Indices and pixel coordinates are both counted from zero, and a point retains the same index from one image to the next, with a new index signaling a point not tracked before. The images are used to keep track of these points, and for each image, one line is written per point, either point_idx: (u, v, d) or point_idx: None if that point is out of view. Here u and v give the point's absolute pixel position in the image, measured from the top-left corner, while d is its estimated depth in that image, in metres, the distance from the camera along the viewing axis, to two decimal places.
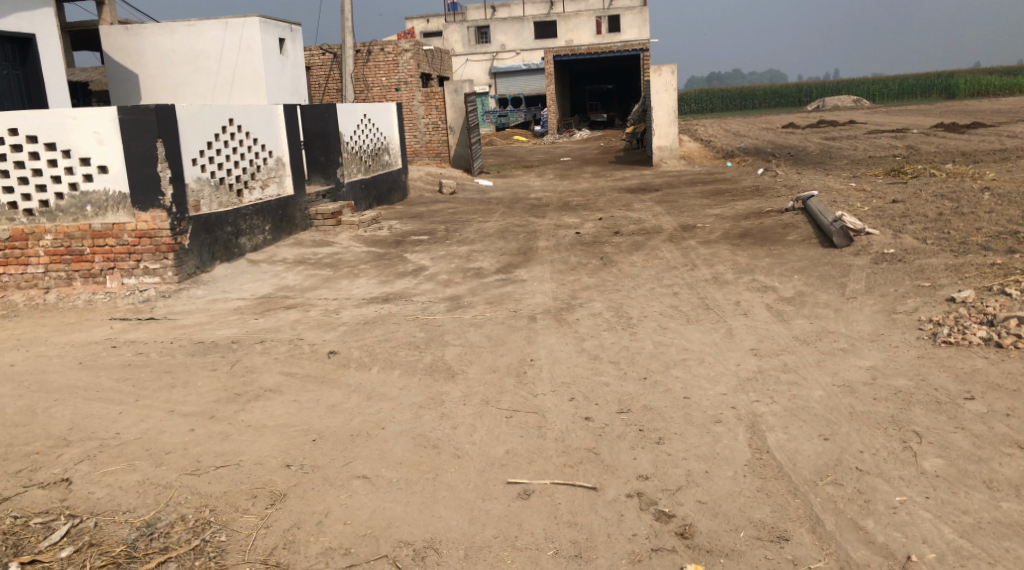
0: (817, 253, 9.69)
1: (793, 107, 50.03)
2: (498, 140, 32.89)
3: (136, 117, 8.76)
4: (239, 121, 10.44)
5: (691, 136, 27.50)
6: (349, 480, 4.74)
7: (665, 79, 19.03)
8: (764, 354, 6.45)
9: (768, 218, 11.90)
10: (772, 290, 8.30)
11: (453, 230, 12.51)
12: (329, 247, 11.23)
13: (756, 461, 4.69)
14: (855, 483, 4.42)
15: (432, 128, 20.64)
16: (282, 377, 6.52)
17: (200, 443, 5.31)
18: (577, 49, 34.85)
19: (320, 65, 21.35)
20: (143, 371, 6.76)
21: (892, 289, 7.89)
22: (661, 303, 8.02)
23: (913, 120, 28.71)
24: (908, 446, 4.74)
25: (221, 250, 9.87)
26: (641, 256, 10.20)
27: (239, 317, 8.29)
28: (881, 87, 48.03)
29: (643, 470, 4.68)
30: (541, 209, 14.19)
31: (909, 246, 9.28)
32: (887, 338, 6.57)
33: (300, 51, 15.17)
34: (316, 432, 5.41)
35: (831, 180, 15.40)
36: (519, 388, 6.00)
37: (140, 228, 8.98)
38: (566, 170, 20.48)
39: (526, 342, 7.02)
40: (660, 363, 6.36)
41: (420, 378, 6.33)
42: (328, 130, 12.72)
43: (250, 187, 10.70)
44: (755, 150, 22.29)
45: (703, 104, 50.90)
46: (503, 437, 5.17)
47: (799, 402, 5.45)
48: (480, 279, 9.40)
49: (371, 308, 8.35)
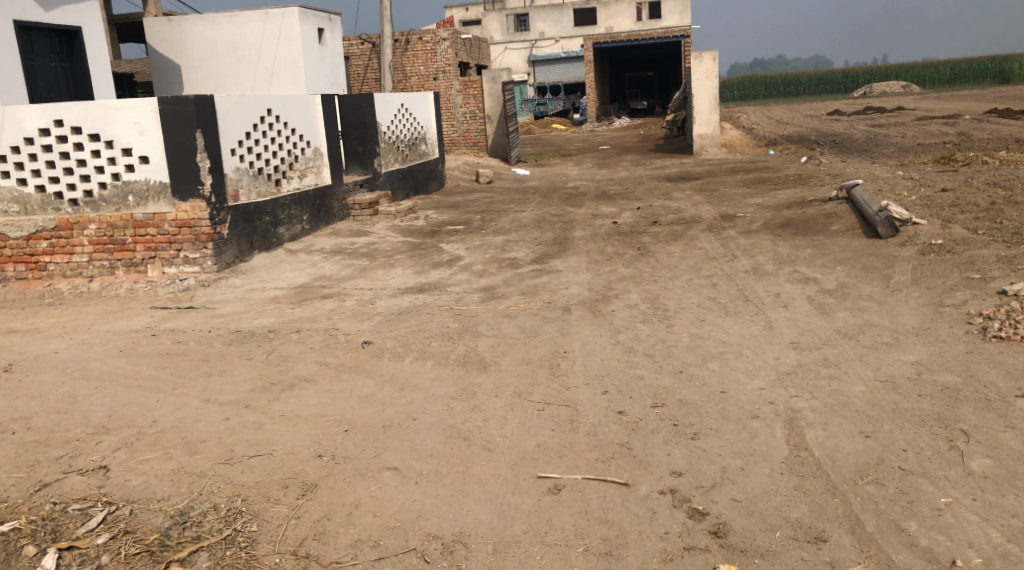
0: (861, 244, 9.46)
1: (839, 93, 49.04)
2: (537, 129, 32.76)
3: (176, 108, 8.82)
4: (278, 111, 10.47)
5: (733, 124, 27.12)
6: (380, 472, 4.71)
7: (706, 65, 18.77)
8: (804, 348, 6.30)
9: (811, 208, 11.66)
10: (814, 282, 8.12)
11: (489, 220, 12.46)
12: (366, 237, 11.24)
13: (793, 458, 4.58)
14: (897, 483, 4.29)
15: (470, 117, 20.58)
16: (317, 366, 6.53)
17: (234, 433, 5.32)
18: (617, 37, 34.57)
19: (359, 55, 21.41)
20: (181, 359, 6.81)
21: (940, 281, 7.67)
22: (699, 295, 7.89)
23: (964, 106, 27.96)
24: (954, 445, 4.59)
25: (259, 239, 9.93)
26: (679, 246, 10.06)
27: (276, 306, 8.32)
28: (930, 73, 46.90)
29: (677, 466, 4.58)
30: (579, 198, 14.08)
31: (958, 237, 9.02)
32: (934, 332, 6.39)
33: (339, 41, 15.20)
34: (349, 422, 5.40)
35: (877, 168, 15.06)
36: (552, 381, 5.93)
37: (180, 218, 9.06)
38: (605, 158, 20.31)
39: (561, 334, 6.94)
40: (697, 356, 6.25)
41: (453, 370, 6.30)
42: (366, 120, 12.73)
43: (288, 176, 10.73)
44: (799, 138, 21.89)
45: (746, 91, 50.18)
46: (535, 430, 5.11)
47: (840, 397, 5.31)
48: (515, 269, 9.34)
49: (406, 299, 8.34)
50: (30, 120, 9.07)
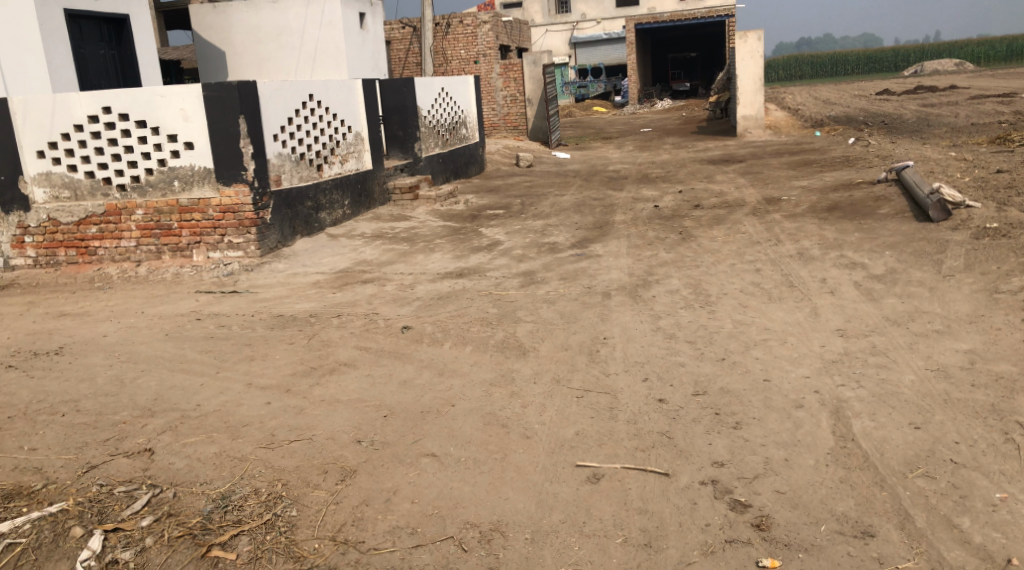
0: (912, 228, 9.22)
1: (888, 72, 47.88)
2: (578, 112, 32.54)
3: (220, 94, 8.86)
4: (319, 96, 10.49)
5: (778, 105, 26.65)
6: (418, 458, 4.70)
7: (751, 45, 18.54)
8: (851, 335, 6.15)
9: (858, 190, 11.41)
10: (862, 267, 7.94)
11: (530, 204, 12.38)
12: (406, 221, 11.25)
13: (840, 449, 4.47)
14: (948, 477, 4.17)
15: (510, 100, 20.46)
16: (357, 351, 6.55)
17: (275, 417, 5.35)
18: (660, 18, 34.19)
19: (400, 39, 21.41)
20: (224, 343, 6.87)
21: (994, 267, 7.44)
22: (742, 280, 7.75)
23: (1020, 85, 27.11)
24: (1010, 438, 4.45)
25: (301, 224, 9.99)
26: (723, 230, 9.91)
27: (318, 291, 8.36)
28: (984, 51, 45.61)
29: (718, 456, 4.50)
30: (620, 182, 13.94)
31: (1013, 221, 8.75)
32: (988, 320, 6.20)
33: (380, 26, 15.18)
34: (388, 408, 5.41)
35: (928, 149, 14.68)
36: (592, 367, 5.87)
37: (224, 203, 9.13)
38: (647, 141, 20.08)
39: (601, 320, 6.87)
40: (740, 343, 6.14)
41: (492, 355, 6.27)
42: (407, 104, 12.75)
43: (330, 161, 10.76)
44: (846, 118, 21.45)
45: (791, 71, 49.20)
46: (574, 418, 5.07)
47: (888, 387, 5.18)
48: (555, 254, 9.27)
49: (446, 284, 8.33)
50: (79, 107, 9.21)
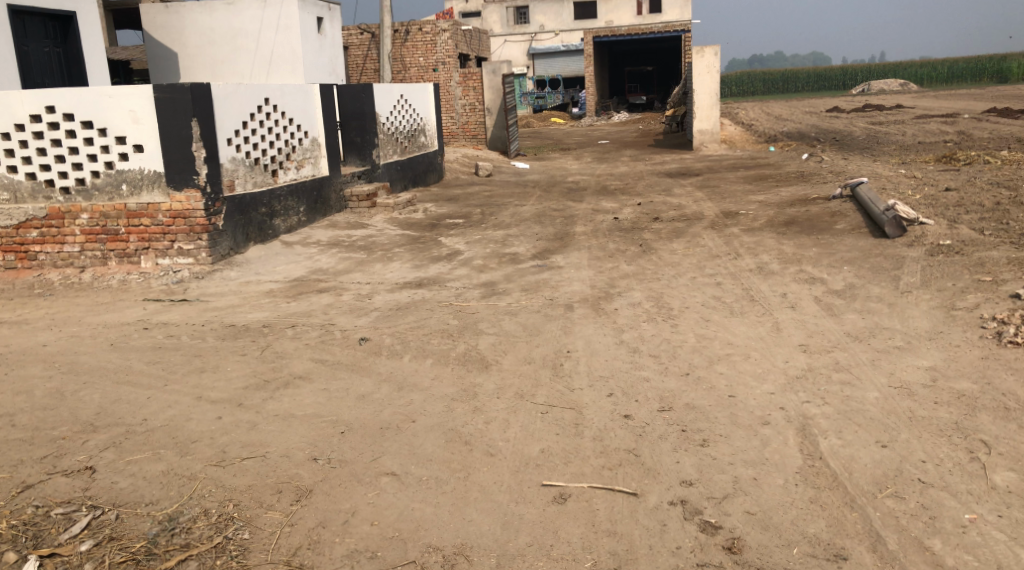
0: (868, 243, 9.29)
1: (837, 90, 48.88)
2: (535, 122, 32.56)
3: (172, 96, 8.60)
4: (275, 100, 10.26)
5: (733, 120, 26.95)
6: (377, 477, 4.53)
7: (708, 60, 18.68)
8: (813, 350, 6.13)
9: (814, 206, 11.51)
10: (821, 282, 7.96)
11: (489, 214, 12.26)
12: (363, 229, 11.04)
13: (808, 469, 4.40)
14: (918, 497, 4.12)
15: (469, 109, 20.34)
16: (313, 364, 6.34)
17: (227, 433, 5.13)
18: (617, 31, 34.43)
19: (358, 45, 21.18)
20: (174, 355, 6.61)
21: (951, 283, 7.51)
22: (704, 294, 7.72)
23: (964, 105, 27.83)
24: (976, 457, 4.42)
25: (254, 231, 9.72)
26: (683, 243, 9.90)
27: (272, 300, 8.13)
28: (929, 71, 46.76)
29: (687, 475, 4.41)
30: (579, 193, 13.89)
31: (967, 238, 8.86)
32: (947, 336, 6.22)
33: (338, 31, 14.96)
34: (345, 424, 5.22)
35: (880, 166, 14.91)
36: (555, 382, 5.75)
37: (175, 208, 8.85)
38: (605, 153, 20.11)
39: (564, 333, 6.77)
40: (704, 358, 6.07)
41: (453, 369, 6.11)
42: (365, 111, 12.58)
43: (285, 167, 10.52)
44: (799, 134, 21.76)
45: (744, 85, 49.83)
46: (538, 434, 4.93)
47: (853, 404, 5.14)
48: (516, 265, 9.15)
49: (405, 294, 8.16)
50: (21, 106, 8.86)
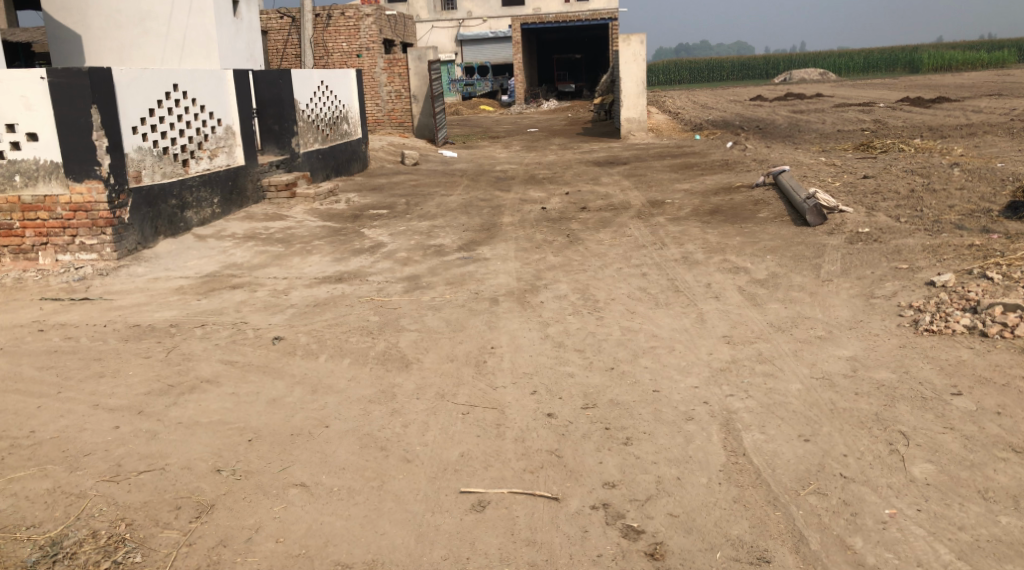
0: (790, 231, 9.34)
1: (759, 80, 49.93)
2: (464, 110, 32.26)
3: (70, 81, 8.12)
4: (185, 87, 9.79)
5: (659, 108, 27.13)
6: (285, 489, 4.29)
7: (633, 48, 18.69)
8: (737, 342, 6.06)
9: (738, 194, 11.56)
10: (745, 271, 7.94)
11: (414, 204, 11.98)
12: (282, 221, 10.66)
13: (731, 466, 4.31)
14: (840, 493, 4.05)
15: (395, 97, 19.93)
16: (222, 365, 6.03)
17: (123, 444, 4.83)
18: (545, 19, 34.36)
19: (278, 30, 20.57)
20: (71, 358, 6.22)
21: (869, 271, 7.56)
22: (629, 285, 7.62)
23: (879, 95, 28.53)
24: (895, 449, 4.37)
25: (164, 224, 9.27)
26: (609, 233, 9.81)
27: (181, 297, 7.74)
28: (847, 61, 47.95)
29: (609, 476, 4.27)
30: (507, 182, 13.71)
31: (884, 226, 8.97)
32: (866, 325, 6.22)
33: (254, 16, 14.42)
34: (253, 431, 4.96)
35: (800, 154, 15.12)
36: (477, 380, 5.57)
37: (75, 201, 8.38)
38: (532, 141, 19.95)
39: (487, 328, 6.58)
40: (628, 351, 5.96)
41: (372, 369, 5.87)
42: (283, 98, 12.14)
43: (197, 157, 10.07)
44: (723, 123, 21.97)
45: (672, 75, 50.23)
46: (457, 437, 4.74)
47: (776, 397, 5.07)
48: (441, 257, 8.92)
49: (323, 289, 7.86)
50: None
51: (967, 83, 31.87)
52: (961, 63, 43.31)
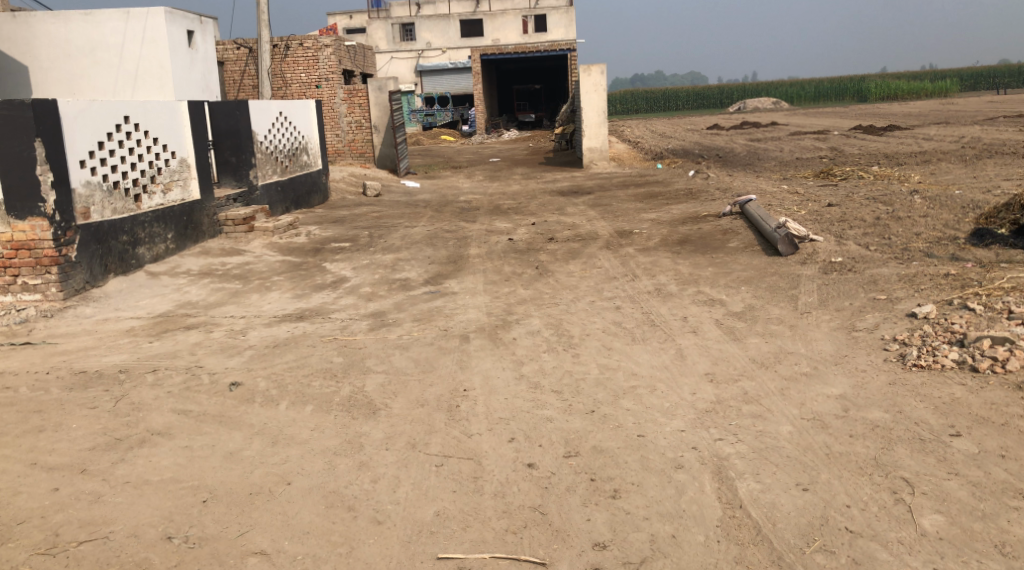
0: (761, 262, 9.14)
1: (714, 108, 50.67)
2: (424, 140, 32.07)
3: (11, 114, 7.71)
4: (136, 118, 9.39)
5: (619, 137, 27.16)
6: (244, 558, 4.03)
7: (594, 78, 18.56)
8: (720, 380, 5.79)
9: (705, 223, 11.41)
10: (720, 304, 7.71)
11: (377, 236, 11.63)
12: (240, 256, 10.25)
13: (729, 521, 4.06)
14: (848, 551, 3.83)
15: (355, 127, 19.59)
16: (174, 416, 5.61)
17: (63, 509, 4.49)
18: (504, 49, 34.46)
19: (234, 60, 20.19)
20: (8, 411, 5.75)
21: (847, 302, 7.38)
22: (603, 319, 7.34)
23: (832, 123, 28.91)
24: (900, 498, 4.13)
25: (115, 261, 8.81)
26: (578, 264, 9.56)
27: (131, 340, 7.29)
28: (799, 90, 48.71)
29: (598, 536, 4.01)
30: (471, 213, 13.42)
31: (856, 255, 8.82)
32: (852, 360, 6.00)
33: (211, 46, 13.99)
34: (209, 489, 4.62)
35: (763, 182, 15.09)
36: (451, 427, 5.22)
37: (18, 238, 7.95)
38: (495, 171, 19.71)
39: (458, 368, 6.23)
40: (608, 392, 5.65)
41: (337, 417, 5.49)
42: (240, 128, 11.77)
43: (150, 191, 9.64)
44: (682, 151, 21.98)
45: (629, 105, 50.48)
46: (431, 493, 4.44)
47: (768, 440, 4.79)
48: (406, 292, 8.57)
49: (283, 329, 7.47)
50: None
51: (916, 111, 32.43)
52: (906, 91, 44.17)
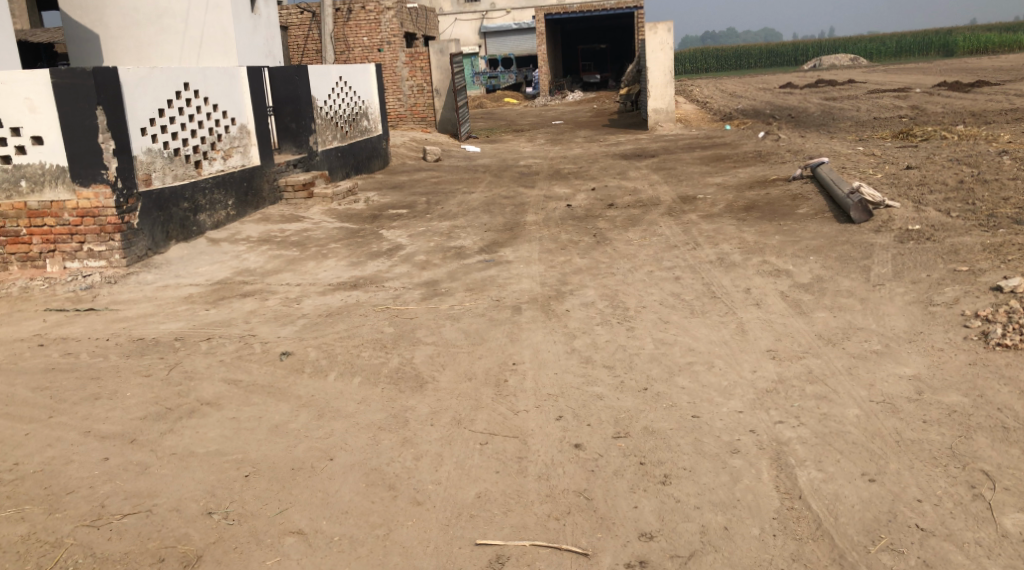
0: (833, 229, 8.71)
1: (789, 66, 49.05)
2: (488, 103, 31.75)
3: (73, 82, 7.72)
4: (196, 85, 9.37)
5: (688, 97, 26.43)
6: (282, 538, 3.96)
7: (661, 37, 17.99)
8: (783, 358, 5.50)
9: (774, 188, 10.96)
10: (787, 275, 7.36)
11: (435, 203, 11.49)
12: (298, 223, 10.23)
13: (787, 513, 3.83)
14: (917, 551, 3.57)
15: (417, 91, 19.43)
16: (224, 386, 5.57)
17: (110, 480, 4.48)
18: (570, 8, 33.81)
19: (298, 25, 20.18)
20: (67, 378, 5.80)
21: (925, 274, 6.96)
22: (662, 291, 7.07)
23: (915, 79, 27.63)
24: (979, 494, 3.84)
25: (176, 228, 8.86)
26: (638, 231, 9.27)
27: (189, 307, 7.31)
28: (878, 46, 46.70)
29: (646, 525, 3.83)
30: (531, 178, 13.18)
31: (936, 222, 8.33)
32: (928, 337, 5.63)
33: (273, 11, 13.92)
34: (252, 463, 4.57)
35: (837, 144, 14.46)
36: (498, 403, 5.07)
37: (82, 206, 8.01)
38: (558, 134, 19.37)
39: (508, 341, 6.06)
40: (663, 368, 5.42)
41: (384, 390, 5.39)
42: (299, 94, 11.71)
43: (210, 157, 9.65)
44: (753, 112, 21.25)
45: (698, 63, 49.13)
46: (474, 474, 4.31)
47: (832, 425, 4.51)
48: (461, 261, 8.42)
49: (337, 297, 7.40)
50: None
51: (1006, 65, 30.71)
52: (997, 45, 41.95)
